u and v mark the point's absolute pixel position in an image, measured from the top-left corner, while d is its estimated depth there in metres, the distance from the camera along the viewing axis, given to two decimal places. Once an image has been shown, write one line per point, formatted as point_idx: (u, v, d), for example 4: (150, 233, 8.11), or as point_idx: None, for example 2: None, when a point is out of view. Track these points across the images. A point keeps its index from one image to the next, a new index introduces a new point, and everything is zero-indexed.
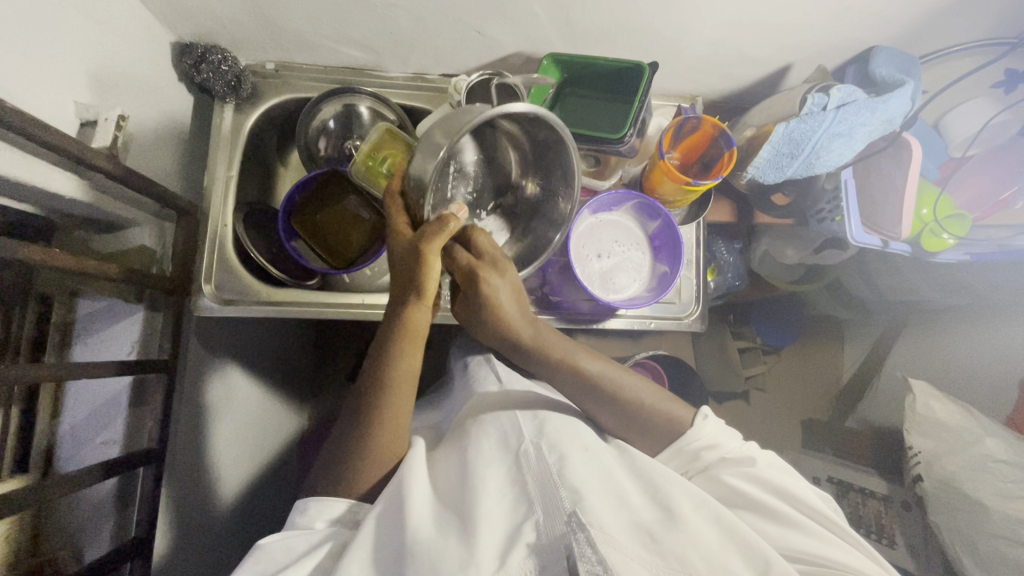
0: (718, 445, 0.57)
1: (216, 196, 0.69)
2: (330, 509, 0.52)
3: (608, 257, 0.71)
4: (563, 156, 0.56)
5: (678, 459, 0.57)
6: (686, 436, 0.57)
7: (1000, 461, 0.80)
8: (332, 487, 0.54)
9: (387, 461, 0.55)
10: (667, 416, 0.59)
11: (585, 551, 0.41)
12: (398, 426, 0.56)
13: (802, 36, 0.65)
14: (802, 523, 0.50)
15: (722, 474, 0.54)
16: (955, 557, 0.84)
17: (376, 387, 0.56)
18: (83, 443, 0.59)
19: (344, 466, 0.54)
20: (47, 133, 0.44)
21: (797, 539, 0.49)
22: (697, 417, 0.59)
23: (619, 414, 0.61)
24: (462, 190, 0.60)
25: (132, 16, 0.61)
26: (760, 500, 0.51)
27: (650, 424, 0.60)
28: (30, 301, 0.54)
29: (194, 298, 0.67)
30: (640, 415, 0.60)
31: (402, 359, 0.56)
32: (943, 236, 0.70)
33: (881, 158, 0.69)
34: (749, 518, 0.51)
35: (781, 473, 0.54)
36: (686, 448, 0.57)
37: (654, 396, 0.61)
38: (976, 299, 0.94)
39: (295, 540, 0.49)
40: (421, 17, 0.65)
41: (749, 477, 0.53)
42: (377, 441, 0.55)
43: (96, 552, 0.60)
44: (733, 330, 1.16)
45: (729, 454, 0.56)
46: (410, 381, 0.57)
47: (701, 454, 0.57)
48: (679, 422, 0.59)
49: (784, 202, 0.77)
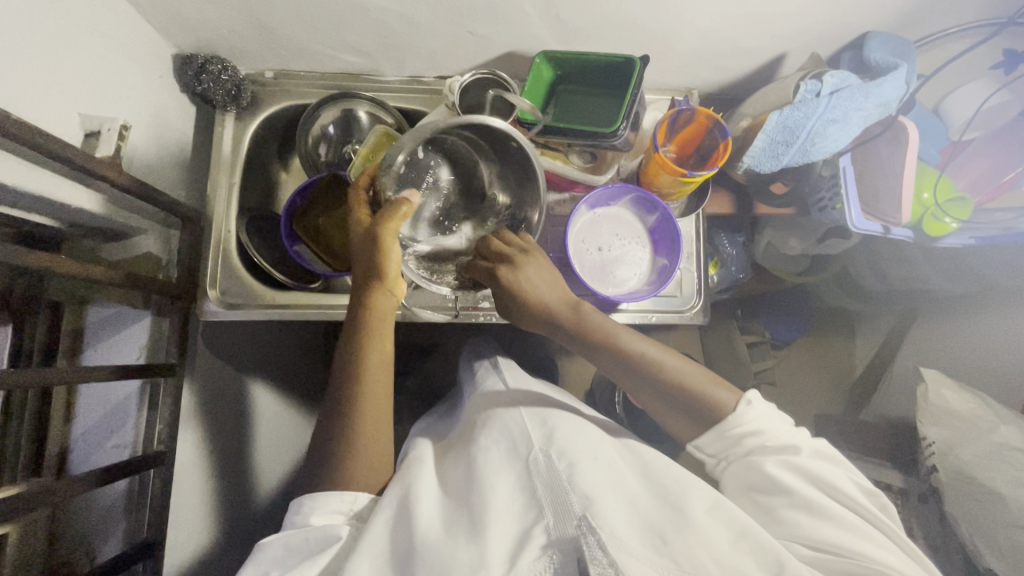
0: (762, 431, 0.54)
1: (219, 204, 0.71)
2: (325, 504, 0.51)
3: (608, 251, 0.71)
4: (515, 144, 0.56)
5: (716, 445, 0.55)
6: (728, 421, 0.54)
7: (1016, 449, 0.78)
8: (324, 480, 0.54)
9: (380, 467, 0.56)
10: (713, 402, 0.55)
11: (596, 553, 0.42)
12: (377, 433, 0.56)
13: (794, 24, 0.65)
14: (841, 518, 0.48)
15: (763, 464, 0.51)
16: (972, 549, 0.82)
17: (353, 383, 0.57)
18: (96, 446, 0.61)
19: (335, 466, 0.54)
20: (52, 144, 0.46)
21: (834, 533, 0.48)
22: (740, 402, 0.55)
23: (663, 394, 0.58)
24: (433, 202, 0.61)
25: (132, 28, 0.62)
26: (802, 492, 0.49)
27: (693, 408, 0.56)
28: (42, 311, 0.56)
29: (199, 302, 0.69)
30: (688, 399, 0.56)
31: (374, 350, 0.57)
32: (945, 221, 0.69)
33: (878, 144, 0.68)
34: (785, 510, 0.50)
35: (828, 465, 0.52)
36: (729, 432, 0.54)
37: (698, 376, 0.58)
38: (988, 286, 0.92)
39: (292, 538, 0.49)
40: (414, 20, 0.66)
41: (792, 467, 0.51)
42: (360, 453, 0.54)
43: (110, 553, 0.61)
44: (740, 324, 1.16)
45: (772, 442, 0.53)
46: (383, 376, 0.58)
47: (743, 440, 0.54)
48: (721, 408, 0.55)
49: (783, 191, 0.75)
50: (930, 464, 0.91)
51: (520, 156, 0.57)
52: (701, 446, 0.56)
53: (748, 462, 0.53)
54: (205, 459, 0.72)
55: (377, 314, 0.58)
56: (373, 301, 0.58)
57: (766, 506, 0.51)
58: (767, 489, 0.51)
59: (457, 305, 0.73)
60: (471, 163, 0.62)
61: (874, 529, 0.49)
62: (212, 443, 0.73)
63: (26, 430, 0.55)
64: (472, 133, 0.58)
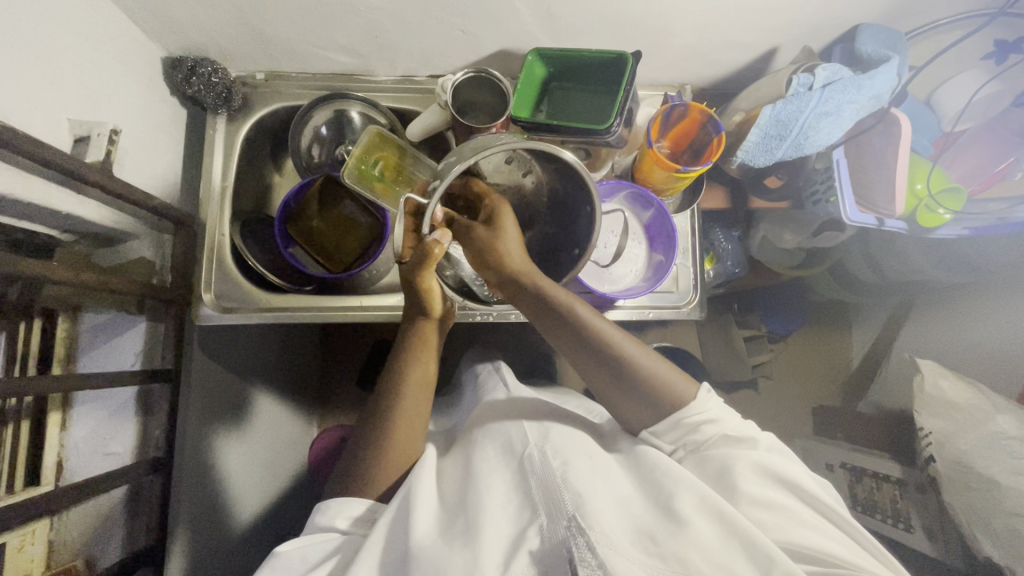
0: (720, 420, 0.55)
1: (213, 207, 0.71)
2: (346, 508, 0.53)
3: (603, 248, 0.72)
4: (589, 202, 0.56)
5: (674, 433, 0.56)
6: (684, 410, 0.55)
7: (1011, 437, 0.78)
8: (345, 489, 0.55)
9: (403, 462, 0.57)
10: (669, 393, 0.56)
11: (586, 555, 0.40)
12: (412, 431, 0.58)
13: (786, 17, 0.65)
14: (801, 516, 0.49)
15: (726, 460, 0.53)
16: (969, 537, 0.83)
17: (395, 389, 0.58)
18: (93, 455, 0.60)
19: (357, 472, 0.56)
20: (39, 149, 0.45)
21: (801, 534, 0.47)
22: (700, 391, 0.56)
23: (638, 394, 0.56)
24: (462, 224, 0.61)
25: (119, 30, 0.61)
26: (759, 491, 0.50)
27: (648, 394, 0.56)
28: (35, 317, 0.54)
29: (195, 307, 0.68)
30: (651, 393, 0.56)
31: (414, 364, 0.60)
32: (939, 212, 0.69)
33: (870, 136, 0.69)
34: (746, 507, 0.49)
35: (783, 458, 0.54)
36: (684, 421, 0.55)
37: (661, 368, 0.57)
38: (980, 276, 0.93)
39: (311, 548, 0.50)
40: (405, 19, 0.65)
41: (760, 466, 0.52)
42: (387, 449, 0.56)
43: (110, 558, 0.61)
44: (737, 319, 1.17)
45: (731, 432, 0.55)
46: (423, 389, 0.59)
47: (700, 428, 0.55)
48: (680, 396, 0.56)
49: (777, 184, 0.78)
50: (926, 454, 0.91)
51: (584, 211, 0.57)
52: (658, 434, 0.57)
53: (707, 454, 0.54)
54: (209, 470, 0.70)
55: (418, 337, 0.61)
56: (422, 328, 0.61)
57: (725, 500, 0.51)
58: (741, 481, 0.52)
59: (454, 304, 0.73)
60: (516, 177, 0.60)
61: (830, 524, 0.50)
62: (213, 453, 0.71)
63: (20, 437, 0.53)
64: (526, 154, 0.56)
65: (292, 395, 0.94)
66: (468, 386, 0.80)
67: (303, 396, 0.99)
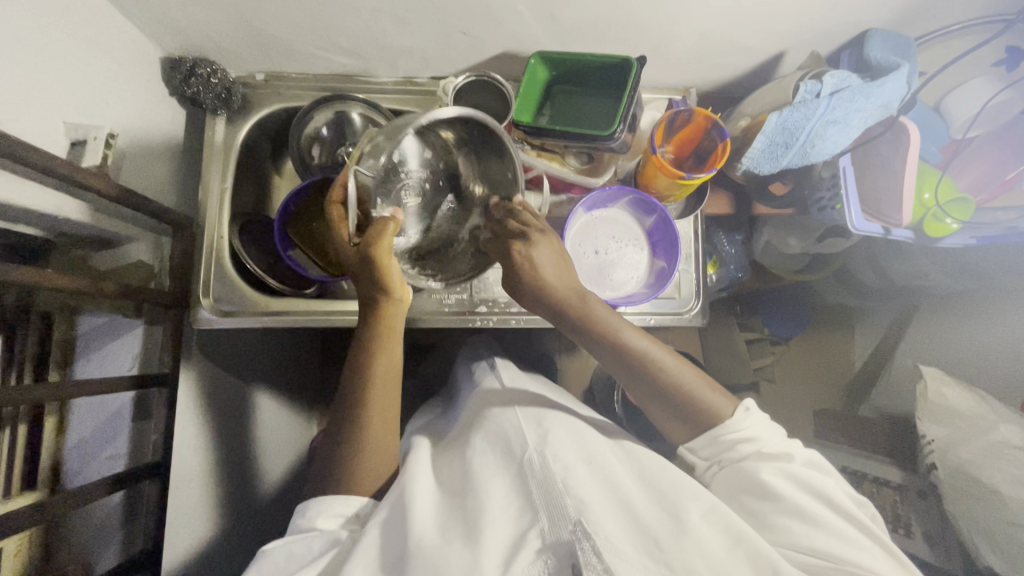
0: (758, 438, 0.55)
1: (211, 208, 0.70)
2: (328, 507, 0.52)
3: (605, 254, 0.70)
4: (507, 165, 0.58)
5: (710, 449, 0.56)
6: (723, 427, 0.55)
7: (1016, 447, 0.77)
8: (328, 489, 0.54)
9: (382, 464, 0.56)
10: (709, 408, 0.56)
11: (591, 558, 0.41)
12: (385, 428, 0.57)
13: (794, 21, 0.64)
14: (832, 527, 0.48)
15: (757, 469, 0.52)
16: (971, 546, 0.82)
17: (363, 384, 0.57)
18: (90, 458, 0.60)
19: (339, 472, 0.55)
20: (29, 152, 0.44)
21: (822, 540, 0.47)
22: (738, 409, 0.56)
23: (665, 400, 0.58)
24: (413, 198, 0.61)
25: (116, 30, 0.61)
26: (791, 499, 0.50)
27: (689, 411, 0.57)
28: (32, 324, 0.55)
29: (193, 311, 0.68)
30: (686, 407, 0.57)
31: (380, 357, 0.57)
32: (946, 222, 0.68)
33: (880, 144, 0.67)
34: (775, 516, 0.50)
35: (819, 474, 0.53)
36: (721, 438, 0.55)
37: (690, 377, 0.58)
38: (986, 284, 0.92)
39: (297, 545, 0.50)
40: (406, 21, 0.65)
41: (792, 477, 0.52)
42: (368, 447, 0.55)
43: (109, 562, 0.61)
44: (739, 321, 1.16)
45: (768, 449, 0.54)
46: (390, 383, 0.58)
47: (736, 446, 0.55)
48: (719, 412, 0.56)
49: (782, 191, 0.75)
50: (928, 461, 0.90)
51: (506, 164, 0.58)
52: (693, 450, 0.58)
53: (740, 467, 0.54)
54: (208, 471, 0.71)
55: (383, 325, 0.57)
56: (384, 312, 0.57)
57: (756, 512, 0.51)
58: (755, 492, 0.52)
59: (452, 310, 0.72)
60: (437, 146, 0.60)
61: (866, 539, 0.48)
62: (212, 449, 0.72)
63: (17, 441, 0.54)
64: (441, 124, 0.57)
65: (290, 395, 0.94)
66: (464, 388, 0.79)
67: (301, 396, 0.98)
